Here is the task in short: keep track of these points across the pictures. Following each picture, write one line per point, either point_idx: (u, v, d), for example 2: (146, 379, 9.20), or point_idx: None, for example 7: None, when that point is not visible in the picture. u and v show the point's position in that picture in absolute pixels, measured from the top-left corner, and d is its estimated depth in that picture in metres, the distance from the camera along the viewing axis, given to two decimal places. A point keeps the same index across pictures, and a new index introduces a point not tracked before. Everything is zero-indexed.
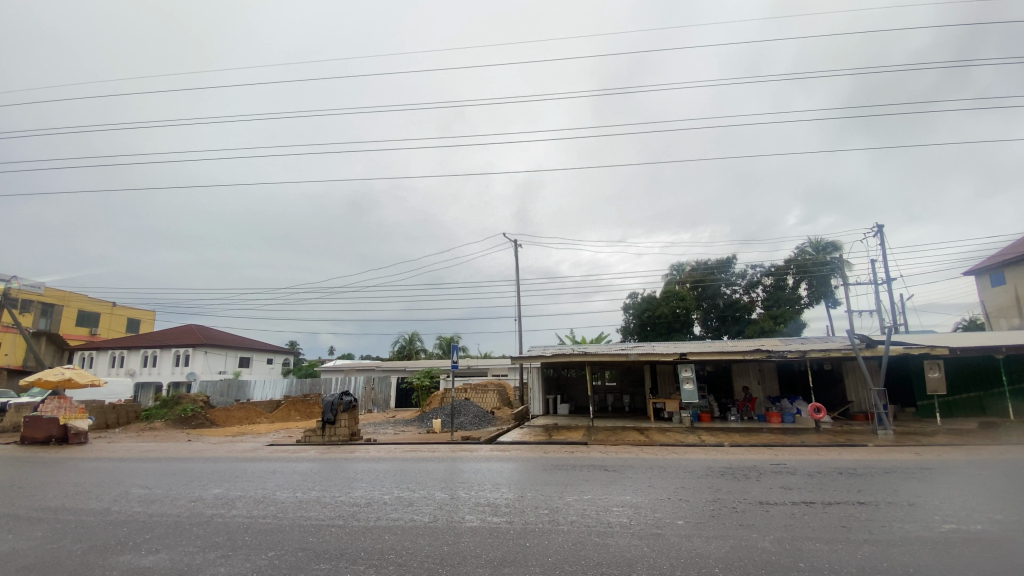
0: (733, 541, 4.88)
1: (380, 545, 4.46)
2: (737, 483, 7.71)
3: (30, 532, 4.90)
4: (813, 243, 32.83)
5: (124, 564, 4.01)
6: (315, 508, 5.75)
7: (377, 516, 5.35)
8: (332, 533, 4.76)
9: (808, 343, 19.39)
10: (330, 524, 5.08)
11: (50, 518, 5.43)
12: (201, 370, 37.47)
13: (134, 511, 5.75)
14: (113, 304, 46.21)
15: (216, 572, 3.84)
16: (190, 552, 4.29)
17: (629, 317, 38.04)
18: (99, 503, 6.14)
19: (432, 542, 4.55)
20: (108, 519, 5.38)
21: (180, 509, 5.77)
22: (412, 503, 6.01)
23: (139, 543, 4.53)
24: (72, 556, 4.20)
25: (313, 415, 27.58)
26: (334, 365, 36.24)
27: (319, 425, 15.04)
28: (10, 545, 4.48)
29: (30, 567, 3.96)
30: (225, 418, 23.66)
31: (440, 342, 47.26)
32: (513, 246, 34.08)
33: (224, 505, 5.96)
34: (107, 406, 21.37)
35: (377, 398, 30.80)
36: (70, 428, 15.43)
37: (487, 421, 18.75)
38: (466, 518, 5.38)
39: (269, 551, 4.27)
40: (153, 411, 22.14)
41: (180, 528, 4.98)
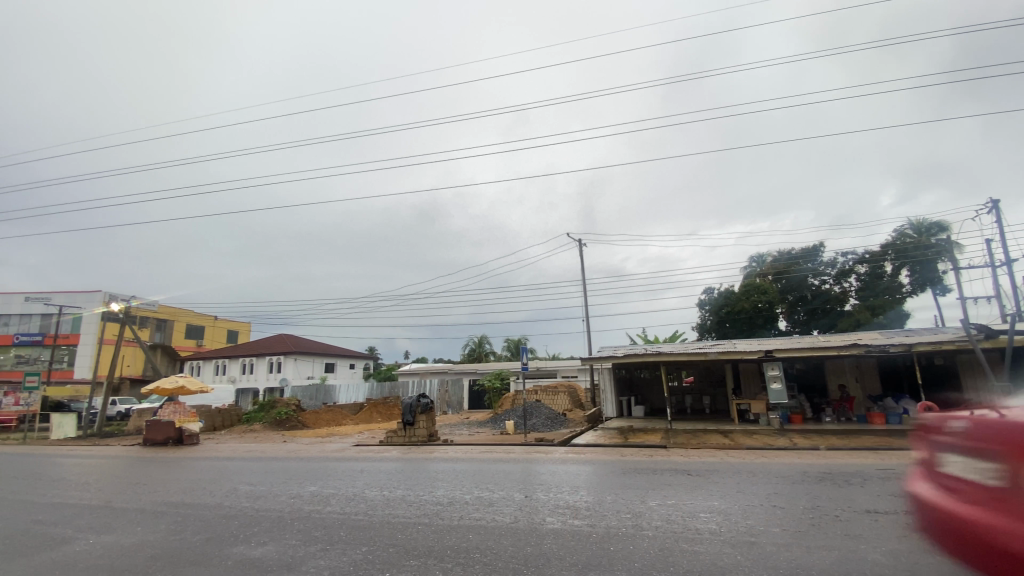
0: (838, 552, 4.47)
1: (465, 543, 4.53)
2: (837, 490, 7.06)
3: (158, 524, 5.47)
4: (914, 225, 29.78)
5: (237, 555, 4.34)
6: (402, 506, 5.96)
7: (460, 516, 5.45)
8: (420, 531, 4.91)
9: (913, 335, 17.59)
10: (415, 523, 5.23)
11: (175, 512, 6.03)
12: (292, 376, 40.34)
13: (243, 505, 6.26)
14: (215, 318, 50.83)
15: (316, 564, 4.06)
16: (294, 545, 4.58)
17: (706, 314, 36.40)
18: (212, 498, 6.73)
19: (515, 542, 4.56)
20: (222, 512, 5.89)
21: (282, 504, 6.20)
22: (493, 503, 6.08)
23: (249, 535, 4.90)
24: (194, 546, 4.62)
25: (393, 416, 28.74)
26: (410, 367, 37.67)
27: (400, 426, 15.63)
28: (142, 536, 5.03)
29: (158, 556, 4.40)
30: (315, 421, 25.33)
31: (509, 344, 47.74)
32: (578, 245, 33.71)
33: (320, 501, 6.32)
34: (214, 410, 23.52)
35: (451, 399, 31.60)
36: (184, 430, 17.12)
37: (561, 423, 18.62)
38: (547, 519, 5.35)
39: (363, 546, 4.47)
40: (253, 415, 24.11)
41: (283, 522, 5.34)
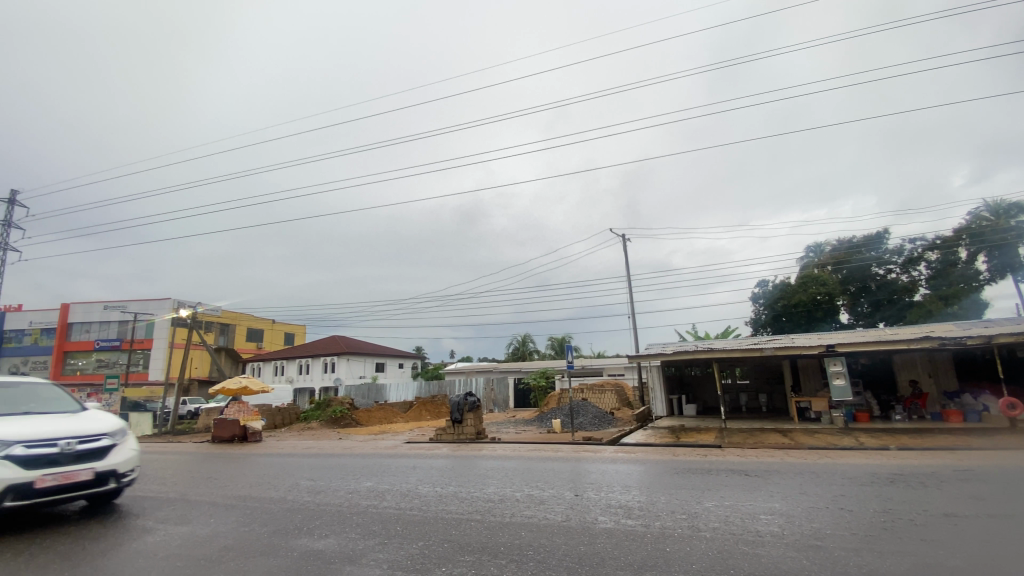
0: (913, 558, 4.19)
1: (518, 541, 4.54)
2: (909, 492, 6.62)
3: (228, 516, 5.79)
4: (991, 206, 27.54)
5: (301, 547, 4.54)
6: (455, 503, 6.05)
7: (512, 513, 5.48)
8: (473, 527, 4.96)
9: (992, 325, 16.25)
10: (469, 519, 5.29)
11: (242, 505, 6.37)
12: (345, 376, 41.83)
13: (305, 499, 6.54)
14: (273, 321, 53.39)
15: (375, 558, 4.18)
16: (354, 538, 4.73)
17: (760, 307, 34.97)
18: (276, 492, 7.07)
19: (567, 541, 4.54)
20: (285, 506, 6.18)
21: (341, 499, 6.42)
22: (544, 501, 6.07)
23: (312, 528, 5.10)
24: (262, 538, 4.86)
25: (441, 414, 29.25)
26: (457, 367, 38.21)
27: (449, 424, 15.90)
28: (215, 527, 5.34)
29: (230, 546, 4.66)
30: (368, 418, 26.15)
31: (554, 342, 47.61)
32: (623, 241, 33.19)
33: (376, 497, 6.51)
34: (274, 409, 24.70)
35: (497, 398, 31.84)
36: (248, 428, 18.08)
37: (608, 421, 18.40)
38: (600, 518, 5.30)
39: (419, 541, 4.57)
40: (310, 413, 25.18)
41: (342, 517, 5.53)
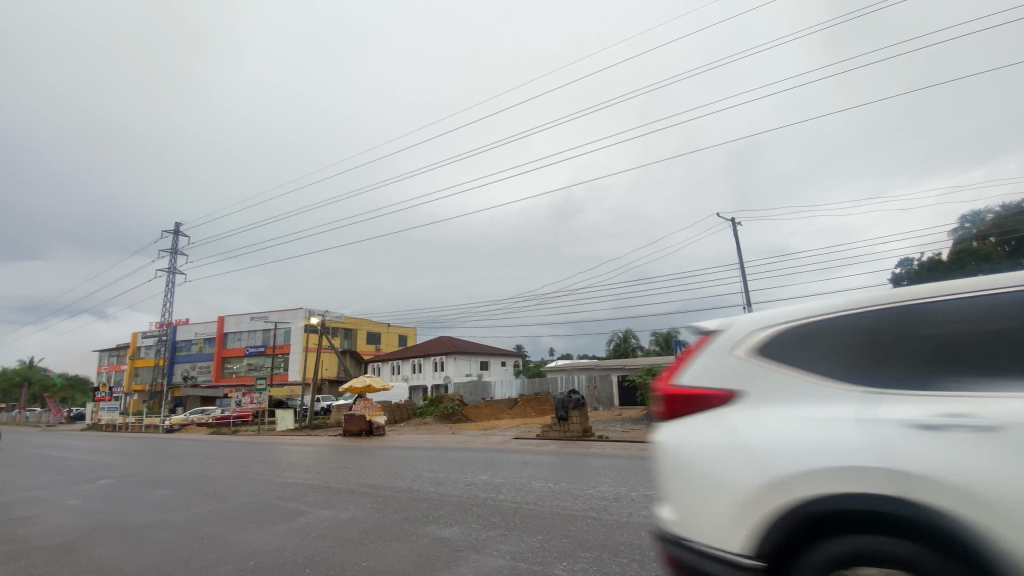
0: None
1: (638, 540, 4.41)
2: None
3: (366, 502, 6.34)
4: None
5: (431, 534, 4.81)
6: (568, 499, 6.04)
7: (628, 512, 5.34)
8: (590, 524, 4.91)
9: None
10: (585, 516, 5.25)
11: (375, 492, 6.95)
12: (453, 374, 43.94)
13: (429, 489, 6.94)
14: (388, 325, 57.61)
15: (497, 548, 4.31)
16: (477, 528, 4.90)
17: None
18: (404, 482, 7.61)
19: None
20: (412, 495, 6.61)
21: (461, 491, 6.71)
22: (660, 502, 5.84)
23: (439, 517, 5.38)
24: (396, 524, 5.22)
25: (547, 411, 29.29)
26: (559, 365, 38.42)
27: (555, 420, 15.96)
28: (353, 511, 5.85)
29: (370, 530, 5.05)
30: (476, 415, 27.17)
31: (659, 338, 45.84)
32: (732, 225, 31.14)
33: (493, 489, 6.71)
34: (394, 406, 26.54)
35: (602, 396, 31.28)
36: (373, 422, 19.65)
37: None
38: None
39: (538, 534, 4.62)
40: (425, 409, 26.83)
41: (464, 507, 5.76)
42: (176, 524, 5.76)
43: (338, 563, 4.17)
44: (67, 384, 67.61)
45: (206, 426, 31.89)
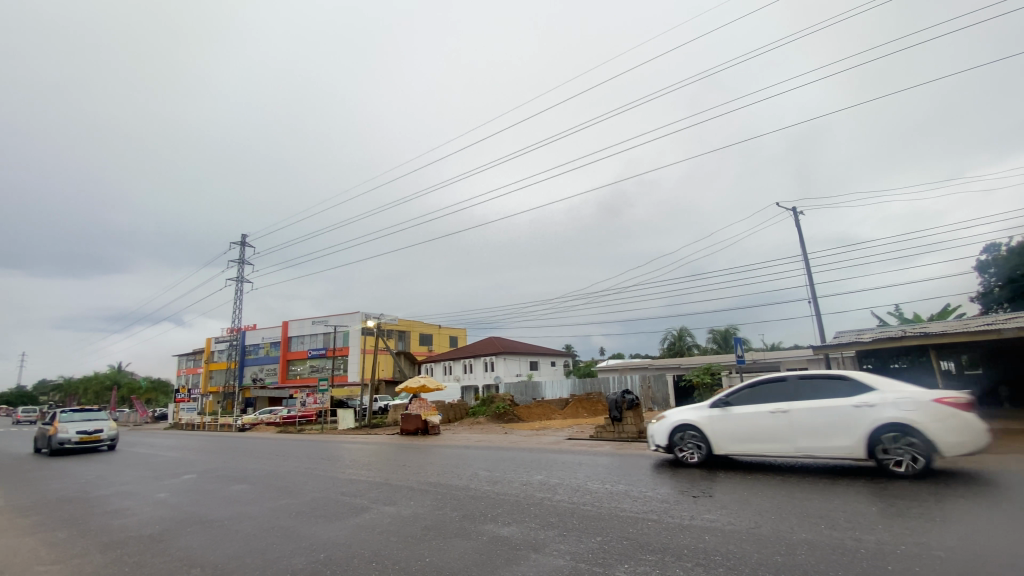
0: None
1: (703, 544, 4.26)
2: None
3: (426, 499, 6.49)
4: None
5: (490, 532, 4.87)
6: (628, 501, 5.92)
7: (691, 516, 5.17)
8: (651, 527, 4.79)
9: None
10: (646, 518, 5.12)
11: (434, 490, 7.10)
12: (503, 374, 44.30)
13: (486, 488, 7.02)
14: (439, 326, 58.80)
15: (556, 547, 4.29)
16: (535, 528, 4.91)
17: (989, 278, 28.06)
18: (461, 481, 7.74)
19: (760, 549, 4.10)
20: (470, 493, 6.71)
21: (517, 490, 6.74)
22: (725, 505, 5.61)
23: (496, 516, 5.43)
24: (455, 521, 5.31)
25: (599, 411, 28.88)
26: (611, 365, 37.88)
27: (609, 422, 15.69)
28: (415, 508, 6.01)
29: (430, 527, 5.17)
30: (528, 415, 27.22)
31: (715, 335, 44.21)
32: (791, 213, 29.59)
33: (549, 490, 6.69)
34: (447, 405, 27.01)
35: (656, 396, 30.47)
36: (428, 422, 20.07)
37: None
38: (796, 528, 4.71)
39: (598, 536, 4.56)
40: (477, 409, 27.18)
41: (521, 507, 5.78)
42: (253, 516, 6.13)
43: (401, 558, 4.28)
44: (152, 386, 73.48)
45: (274, 425, 33.77)
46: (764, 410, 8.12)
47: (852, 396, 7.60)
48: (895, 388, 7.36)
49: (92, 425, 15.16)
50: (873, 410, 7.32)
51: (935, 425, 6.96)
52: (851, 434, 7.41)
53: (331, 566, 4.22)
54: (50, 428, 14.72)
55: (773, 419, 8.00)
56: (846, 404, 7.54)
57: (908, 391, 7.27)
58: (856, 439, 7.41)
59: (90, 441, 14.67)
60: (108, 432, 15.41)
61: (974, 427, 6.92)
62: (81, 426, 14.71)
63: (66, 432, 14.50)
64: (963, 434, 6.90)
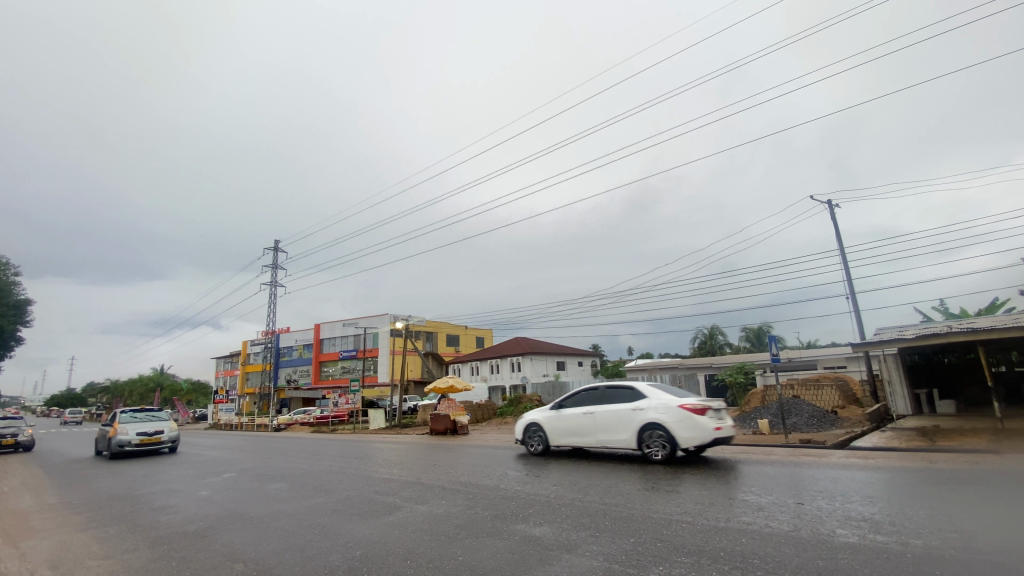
0: None
1: (740, 547, 4.16)
2: None
3: (457, 499, 6.52)
4: None
5: (522, 532, 4.86)
6: (660, 503, 5.82)
7: (725, 518, 5.06)
8: (685, 529, 4.70)
9: None
10: (680, 520, 5.03)
11: (465, 489, 7.15)
12: (531, 374, 44.30)
13: (517, 488, 7.01)
14: (466, 327, 59.19)
15: (589, 548, 4.26)
16: (567, 528, 4.88)
17: None
18: (491, 480, 7.75)
19: (800, 553, 3.98)
20: (501, 493, 6.71)
21: (547, 490, 6.72)
22: (763, 508, 5.45)
23: (528, 516, 5.42)
24: (487, 521, 5.32)
25: None
26: (640, 365, 37.45)
27: None
28: (447, 508, 6.05)
29: (463, 526, 5.20)
30: None
31: (747, 333, 43.17)
32: (827, 207, 28.67)
33: (580, 490, 6.64)
34: (476, 405, 27.10)
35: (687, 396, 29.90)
36: (457, 422, 20.15)
37: (830, 423, 15.78)
38: (838, 532, 4.55)
39: (631, 537, 4.50)
40: (505, 409, 27.22)
41: (552, 507, 5.75)
42: (290, 514, 6.28)
43: (435, 556, 4.32)
44: (193, 388, 76.20)
45: (307, 426, 34.56)
46: (579, 412, 10.38)
47: (633, 401, 9.65)
48: (661, 395, 9.38)
49: (152, 427, 14.88)
50: (640, 412, 9.38)
51: (678, 425, 8.92)
52: (626, 429, 9.47)
53: (367, 563, 4.29)
54: (110, 430, 14.44)
55: (583, 418, 10.24)
56: (625, 408, 9.60)
57: (668, 398, 9.30)
58: (630, 434, 9.47)
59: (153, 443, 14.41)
60: (168, 433, 15.15)
61: (705, 427, 8.81)
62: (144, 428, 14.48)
63: (125, 434, 14.31)
64: (697, 432, 8.81)
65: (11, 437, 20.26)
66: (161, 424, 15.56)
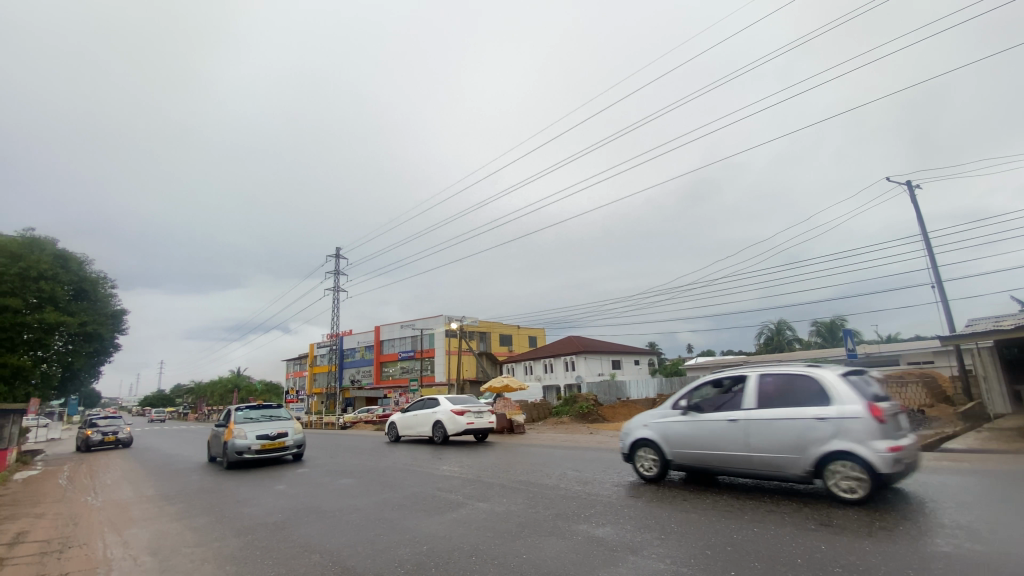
0: None
1: (819, 554, 3.92)
2: None
3: (516, 497, 6.55)
4: None
5: (585, 532, 4.82)
6: (729, 506, 5.58)
7: (802, 523, 4.78)
8: (758, 533, 4.49)
9: None
10: (751, 524, 4.81)
11: (525, 488, 7.17)
12: (585, 373, 43.88)
13: (577, 488, 6.95)
14: (520, 326, 59.45)
15: (656, 551, 4.16)
16: (632, 529, 4.79)
17: None
18: (550, 480, 7.73)
19: (889, 563, 3.69)
20: (561, 492, 6.69)
21: (609, 491, 6.61)
22: (843, 513, 5.11)
23: (590, 516, 5.36)
24: (550, 520, 5.31)
25: None
26: (700, 363, 36.24)
27: None
28: (509, 506, 6.10)
29: (525, 524, 5.22)
30: (613, 415, 26.74)
31: (818, 328, 40.64)
32: (907, 188, 26.43)
33: (642, 492, 6.50)
34: (532, 404, 27.19)
35: None
36: (513, 420, 20.31)
37: (917, 423, 14.55)
38: (931, 540, 4.19)
39: (699, 540, 4.35)
40: (561, 408, 27.12)
41: (614, 508, 5.66)
42: (358, 509, 6.56)
43: (500, 553, 4.37)
44: (266, 389, 81.06)
45: (370, 425, 35.88)
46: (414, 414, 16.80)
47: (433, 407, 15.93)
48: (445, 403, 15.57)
49: (274, 430, 11.92)
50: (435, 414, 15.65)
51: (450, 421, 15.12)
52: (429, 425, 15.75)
53: (434, 558, 4.40)
54: (226, 434, 11.66)
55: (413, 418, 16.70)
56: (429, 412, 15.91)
57: (447, 405, 15.52)
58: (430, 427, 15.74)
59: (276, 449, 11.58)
60: (293, 437, 12.18)
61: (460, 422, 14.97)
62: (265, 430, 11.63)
63: (245, 439, 11.44)
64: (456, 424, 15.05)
65: (113, 435, 22.34)
66: (284, 425, 12.56)
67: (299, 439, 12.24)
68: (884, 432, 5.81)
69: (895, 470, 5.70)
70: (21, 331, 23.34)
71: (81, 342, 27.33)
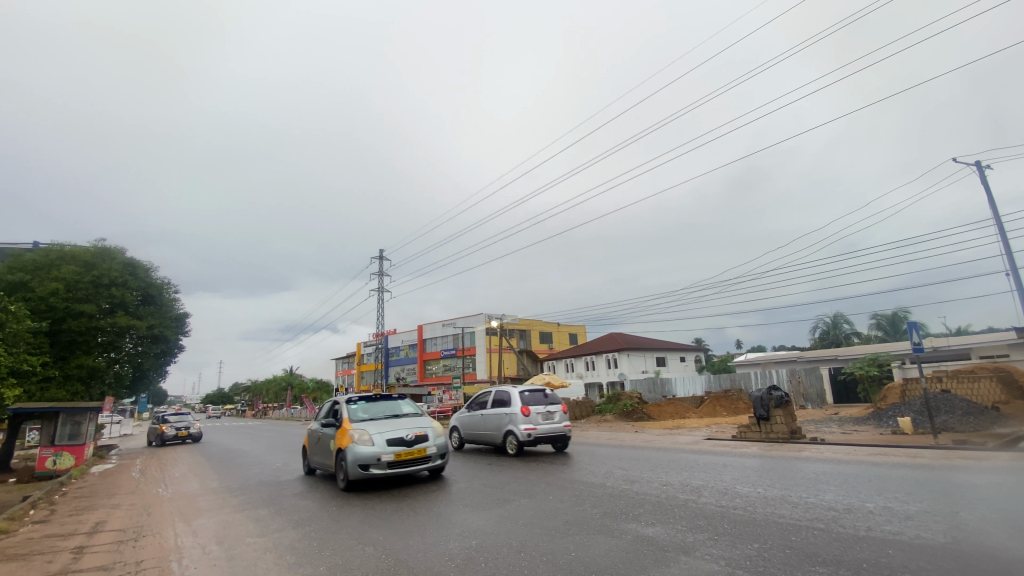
0: None
1: (886, 559, 3.72)
2: None
3: (562, 495, 6.52)
4: None
5: (634, 531, 4.76)
6: (786, 507, 5.36)
7: (867, 526, 4.55)
8: (819, 536, 4.31)
9: None
10: (810, 526, 4.61)
11: (571, 486, 7.13)
12: (628, 370, 43.20)
13: (624, 487, 6.85)
14: (561, 323, 59.22)
15: (708, 552, 4.05)
16: (683, 529, 4.69)
17: None
18: (597, 478, 7.67)
19: (965, 569, 3.45)
20: (607, 491, 6.61)
21: (657, 491, 6.49)
22: (911, 516, 4.81)
23: (639, 515, 5.29)
24: (598, 518, 5.27)
25: (739, 410, 26.68)
26: (750, 359, 34.97)
27: (753, 421, 14.44)
28: (554, 503, 6.09)
29: (572, 522, 5.20)
30: (659, 413, 26.26)
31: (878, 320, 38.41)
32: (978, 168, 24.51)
33: (693, 492, 6.33)
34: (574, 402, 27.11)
35: (809, 391, 27.17)
36: None
37: (991, 420, 13.53)
38: (1009, 544, 3.90)
39: (755, 542, 4.21)
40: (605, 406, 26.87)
41: (664, 508, 5.54)
42: (408, 503, 6.70)
43: (549, 550, 4.37)
44: (317, 386, 84.42)
45: None
46: None
47: None
48: None
49: (408, 430, 8.94)
50: None
51: None
52: None
53: (484, 554, 4.43)
54: (345, 436, 8.85)
55: None
56: None
57: None
58: None
59: (414, 460, 8.60)
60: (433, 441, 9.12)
61: None
62: (398, 433, 8.73)
63: (372, 446, 8.57)
64: None
65: (183, 430, 23.90)
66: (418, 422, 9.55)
67: (441, 443, 9.20)
68: (526, 420, 11.31)
69: (531, 439, 11.09)
70: (97, 333, 25.26)
71: (149, 344, 29.26)
